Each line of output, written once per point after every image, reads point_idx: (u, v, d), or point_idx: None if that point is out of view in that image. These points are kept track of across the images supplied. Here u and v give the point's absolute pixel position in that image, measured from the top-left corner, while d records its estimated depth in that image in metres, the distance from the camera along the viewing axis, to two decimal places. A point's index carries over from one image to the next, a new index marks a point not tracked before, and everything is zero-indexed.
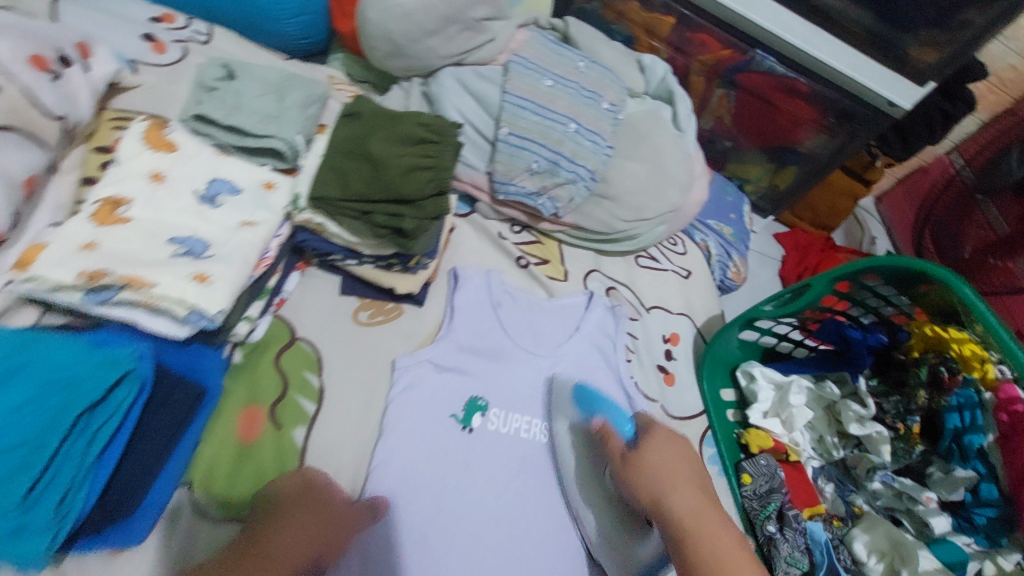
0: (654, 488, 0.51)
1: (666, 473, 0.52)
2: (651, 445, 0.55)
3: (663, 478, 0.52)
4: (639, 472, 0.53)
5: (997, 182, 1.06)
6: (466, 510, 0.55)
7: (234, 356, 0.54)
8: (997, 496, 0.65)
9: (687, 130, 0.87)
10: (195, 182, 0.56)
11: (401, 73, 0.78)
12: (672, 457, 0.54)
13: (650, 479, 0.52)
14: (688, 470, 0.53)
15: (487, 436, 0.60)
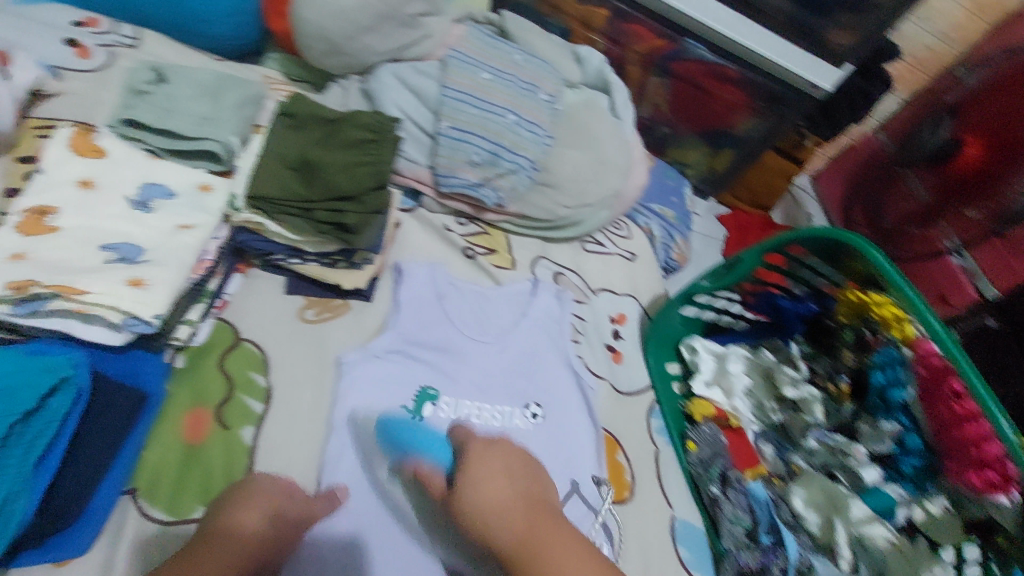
0: (481, 525, 0.42)
1: (495, 506, 0.43)
2: (468, 475, 0.44)
3: (487, 508, 0.42)
4: (464, 515, 0.43)
5: (916, 153, 1.11)
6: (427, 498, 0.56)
7: (176, 361, 0.54)
8: (921, 445, 0.72)
9: (625, 117, 0.90)
10: (126, 187, 0.55)
11: (338, 71, 0.79)
12: (500, 477, 0.45)
13: (485, 515, 0.42)
14: (516, 489, 0.44)
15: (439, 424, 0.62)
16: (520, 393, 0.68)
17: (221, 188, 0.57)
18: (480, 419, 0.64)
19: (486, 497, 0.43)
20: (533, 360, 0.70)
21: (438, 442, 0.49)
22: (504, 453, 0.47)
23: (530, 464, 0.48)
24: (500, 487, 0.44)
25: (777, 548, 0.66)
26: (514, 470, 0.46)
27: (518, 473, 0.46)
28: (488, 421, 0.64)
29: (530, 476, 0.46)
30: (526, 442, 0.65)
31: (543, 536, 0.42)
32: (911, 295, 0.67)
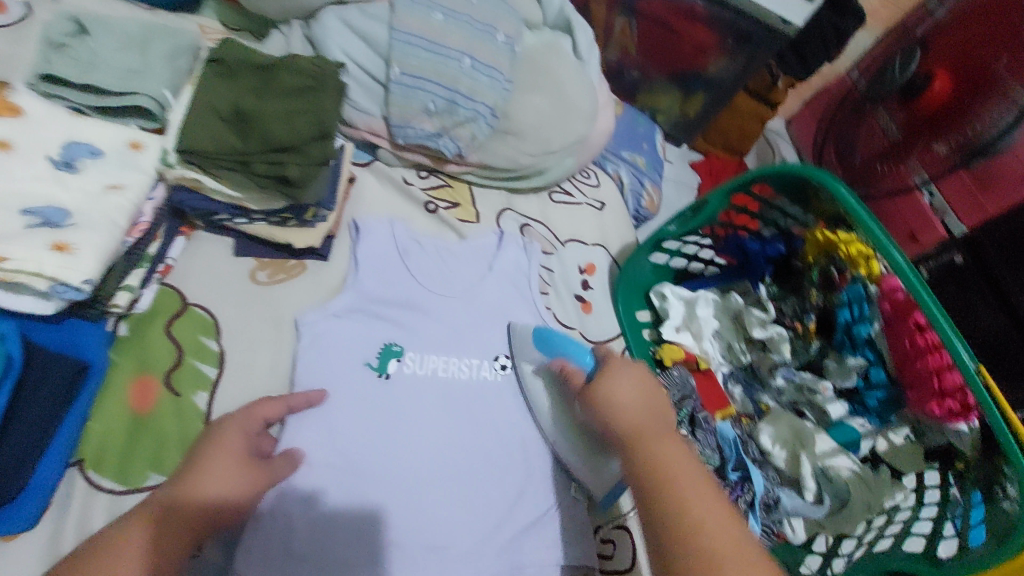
0: (616, 409, 0.54)
1: (626, 398, 0.54)
2: (610, 374, 0.56)
3: (626, 397, 0.54)
4: (601, 401, 0.55)
5: (884, 87, 1.08)
6: (410, 445, 0.57)
7: (119, 330, 0.52)
8: (884, 378, 0.74)
9: (589, 59, 0.86)
10: (48, 146, 0.51)
11: (279, 16, 0.74)
12: (632, 383, 0.56)
13: (612, 404, 0.54)
14: (648, 397, 0.55)
15: (406, 379, 0.60)
16: (489, 346, 0.66)
17: (153, 145, 0.54)
18: (448, 372, 0.62)
19: (622, 394, 0.54)
20: (500, 313, 0.69)
21: (580, 350, 0.63)
22: (637, 368, 0.58)
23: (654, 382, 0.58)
24: (633, 385, 0.55)
25: (744, 483, 0.68)
26: (646, 383, 0.56)
27: (652, 391, 0.56)
28: (455, 374, 0.63)
29: (658, 391, 0.57)
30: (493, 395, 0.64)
31: (651, 425, 0.52)
32: (874, 231, 0.64)
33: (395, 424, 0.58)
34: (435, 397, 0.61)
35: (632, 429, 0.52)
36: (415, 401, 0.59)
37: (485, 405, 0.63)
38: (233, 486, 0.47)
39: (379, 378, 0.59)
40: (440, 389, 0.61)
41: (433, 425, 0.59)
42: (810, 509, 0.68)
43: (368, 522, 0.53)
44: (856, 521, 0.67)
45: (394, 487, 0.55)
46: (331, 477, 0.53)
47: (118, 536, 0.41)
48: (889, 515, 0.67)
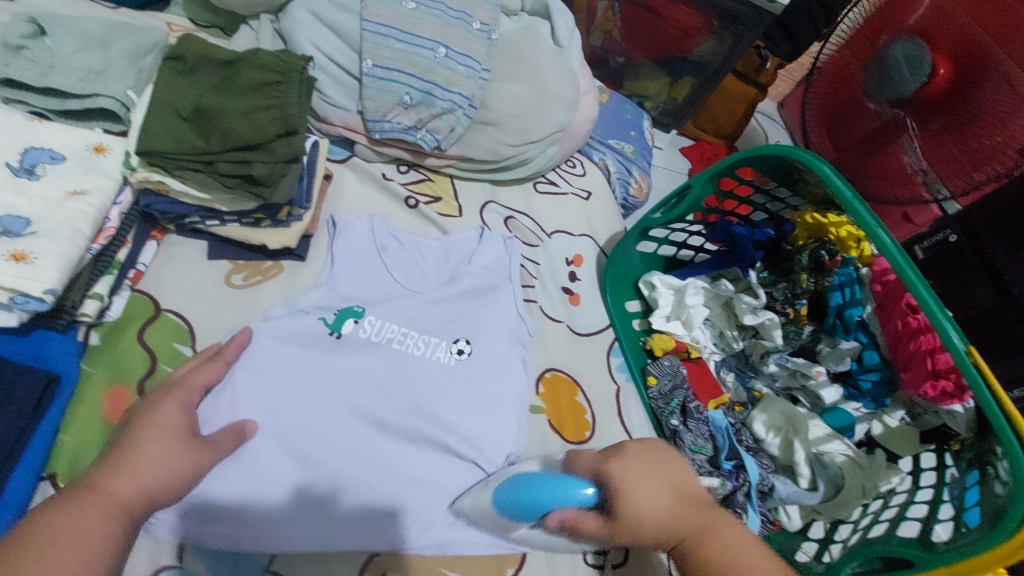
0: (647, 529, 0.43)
1: (653, 507, 0.43)
2: (630, 484, 0.43)
3: (651, 511, 0.43)
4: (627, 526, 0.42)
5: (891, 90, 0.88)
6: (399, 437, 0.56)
7: (90, 339, 0.51)
8: (878, 361, 0.73)
9: (568, 46, 0.84)
10: (5, 152, 0.50)
11: (247, 11, 0.72)
12: (648, 481, 0.44)
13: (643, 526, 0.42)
14: (668, 490, 0.44)
15: (358, 342, 0.59)
16: (447, 328, 0.64)
17: (118, 148, 0.53)
18: (401, 344, 0.60)
19: (654, 510, 0.43)
20: (476, 305, 0.67)
21: (564, 481, 0.44)
22: (643, 449, 0.46)
23: (662, 449, 0.47)
24: (656, 491, 0.44)
25: (739, 472, 0.68)
26: (652, 465, 0.45)
27: (666, 476, 0.45)
28: (410, 349, 0.61)
29: (670, 458, 0.47)
30: (472, 385, 0.62)
31: (702, 520, 0.45)
32: (862, 212, 0.63)
33: (339, 409, 0.55)
34: (423, 384, 0.59)
35: (680, 537, 0.44)
36: (361, 384, 0.57)
37: (437, 386, 0.60)
38: (189, 455, 0.44)
39: (332, 336, 0.58)
40: (391, 360, 0.59)
41: (379, 407, 0.56)
42: (805, 496, 0.67)
43: (322, 502, 0.50)
44: (852, 506, 0.66)
45: (340, 468, 0.53)
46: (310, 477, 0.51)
47: (66, 502, 0.37)
48: (885, 499, 0.65)
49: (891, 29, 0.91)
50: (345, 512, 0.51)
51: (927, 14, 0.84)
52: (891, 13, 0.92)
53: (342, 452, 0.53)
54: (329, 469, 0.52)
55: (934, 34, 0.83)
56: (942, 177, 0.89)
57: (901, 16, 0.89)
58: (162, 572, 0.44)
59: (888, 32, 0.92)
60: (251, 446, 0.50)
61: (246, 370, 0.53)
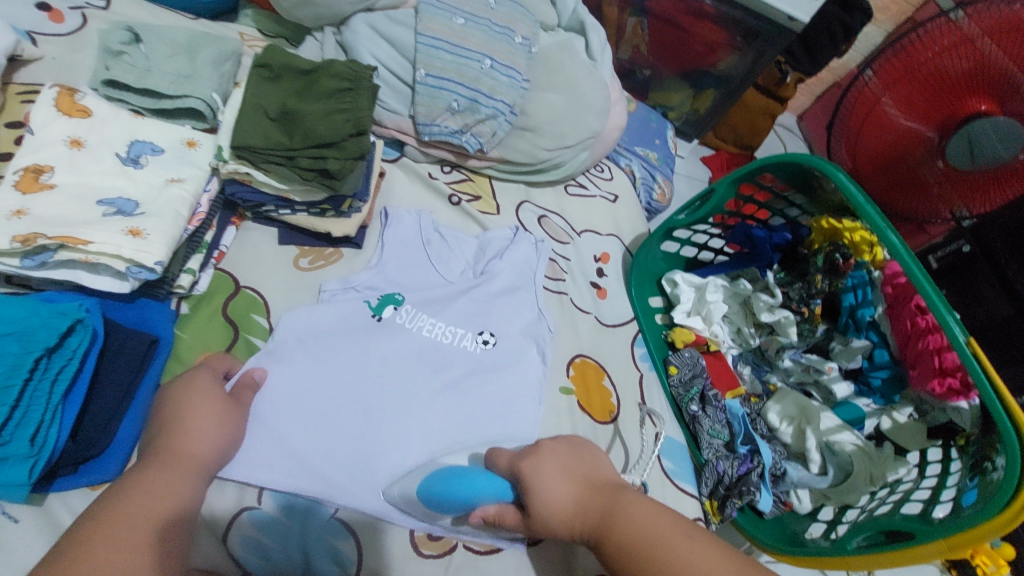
0: (556, 514, 0.49)
1: (559, 496, 0.50)
2: (530, 468, 0.51)
3: (553, 497, 0.49)
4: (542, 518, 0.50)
5: (982, 159, 0.89)
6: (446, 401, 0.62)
7: (181, 309, 0.58)
8: (888, 359, 0.77)
9: (601, 59, 0.91)
10: (115, 144, 0.57)
11: (313, 23, 0.80)
12: (556, 474, 0.51)
13: (555, 515, 0.49)
14: (573, 479, 0.51)
15: (394, 328, 0.64)
16: (475, 319, 0.69)
17: (207, 143, 0.61)
18: (431, 332, 0.66)
19: (558, 502, 0.49)
20: (503, 300, 0.71)
21: (483, 482, 0.52)
22: (558, 447, 0.54)
23: (578, 446, 0.55)
24: (560, 483, 0.51)
25: (754, 456, 0.72)
26: (567, 462, 0.53)
27: (576, 466, 0.53)
28: (437, 337, 0.66)
29: (583, 456, 0.54)
30: (476, 364, 0.66)
31: (607, 508, 0.49)
32: (874, 215, 0.68)
33: (368, 383, 0.59)
34: (457, 364, 0.65)
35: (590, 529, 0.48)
36: (388, 363, 0.62)
37: (464, 371, 0.65)
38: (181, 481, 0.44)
39: (373, 319, 0.64)
40: (424, 343, 0.64)
41: (404, 387, 0.61)
42: (814, 480, 0.72)
43: (358, 463, 0.55)
44: (859, 491, 0.69)
45: (370, 436, 0.57)
46: (350, 455, 0.56)
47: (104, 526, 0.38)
48: (892, 487, 0.70)
49: (957, 92, 0.89)
50: (375, 474, 0.55)
51: (1001, 82, 0.83)
52: (943, 74, 0.90)
53: (377, 417, 0.58)
54: (359, 433, 0.57)
55: (967, 67, 0.86)
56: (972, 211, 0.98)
57: (966, 80, 0.87)
58: (245, 511, 0.51)
59: (946, 99, 0.90)
60: (305, 415, 0.56)
61: (307, 353, 0.59)
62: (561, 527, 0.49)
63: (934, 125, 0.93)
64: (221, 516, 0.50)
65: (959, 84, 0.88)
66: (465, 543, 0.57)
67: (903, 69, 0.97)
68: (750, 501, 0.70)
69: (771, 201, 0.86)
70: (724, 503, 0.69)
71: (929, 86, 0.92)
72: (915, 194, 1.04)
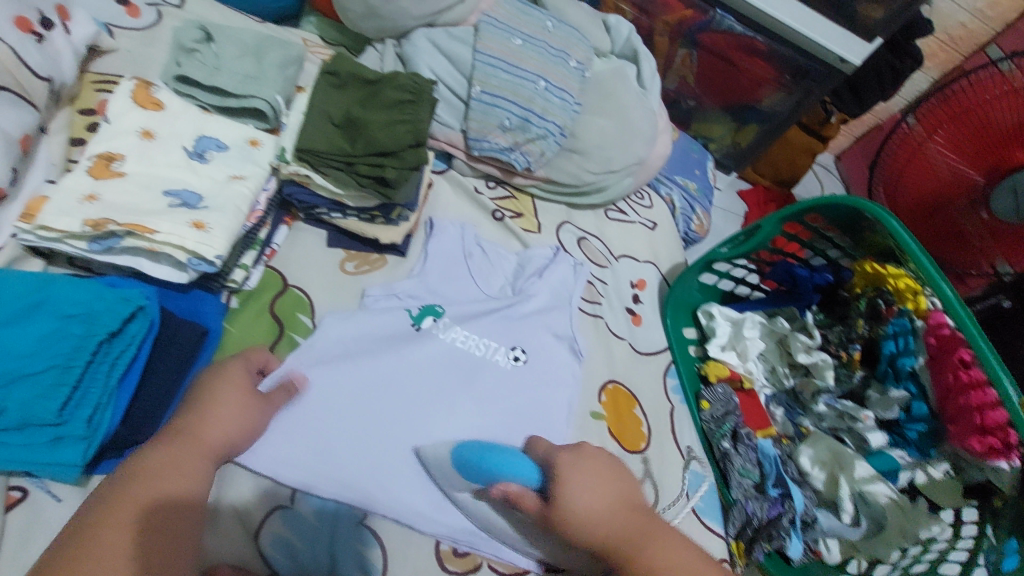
0: (585, 522, 0.45)
1: (590, 506, 0.45)
2: (566, 484, 0.46)
3: (587, 506, 0.45)
4: (561, 521, 0.45)
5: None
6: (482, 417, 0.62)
7: (230, 302, 0.59)
8: (926, 412, 0.74)
9: (651, 87, 0.91)
10: (184, 138, 0.59)
11: (376, 35, 0.82)
12: (593, 486, 0.46)
13: (584, 520, 0.45)
14: (614, 496, 0.46)
15: (433, 339, 0.64)
16: (509, 334, 0.69)
17: (269, 143, 0.61)
18: (465, 343, 0.66)
19: (587, 506, 0.45)
20: (538, 320, 0.71)
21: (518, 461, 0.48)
22: (592, 469, 0.47)
23: (616, 465, 0.49)
24: (594, 491, 0.46)
25: (784, 500, 0.70)
26: (603, 475, 0.47)
27: (618, 493, 0.47)
28: (471, 349, 0.66)
29: (623, 472, 0.49)
30: (505, 380, 0.65)
31: (639, 528, 0.45)
32: (927, 264, 0.67)
33: (407, 390, 0.60)
34: (492, 380, 0.65)
35: (615, 541, 0.45)
36: (420, 372, 0.62)
37: (494, 386, 0.64)
38: (175, 467, 0.42)
39: (413, 328, 0.64)
40: (460, 356, 0.65)
41: (436, 399, 0.61)
42: (845, 529, 0.71)
43: (390, 470, 0.55)
44: (891, 546, 0.69)
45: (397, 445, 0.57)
46: (380, 466, 0.55)
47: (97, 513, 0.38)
48: (925, 545, 0.68)
49: (1002, 143, 0.89)
50: (406, 484, 0.55)
51: None
52: (992, 124, 0.89)
53: (410, 428, 0.58)
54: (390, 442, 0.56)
55: (1013, 120, 0.86)
56: (1015, 266, 0.96)
57: (1012, 132, 0.87)
58: (278, 510, 0.51)
59: (992, 149, 0.90)
60: (341, 418, 0.56)
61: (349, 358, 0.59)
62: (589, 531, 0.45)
63: (979, 173, 0.93)
64: (255, 513, 0.50)
65: (1006, 135, 0.88)
66: (490, 563, 0.56)
67: (947, 117, 0.98)
68: (779, 546, 0.68)
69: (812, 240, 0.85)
70: (751, 545, 0.69)
71: (974, 134, 0.93)
72: (954, 244, 1.03)
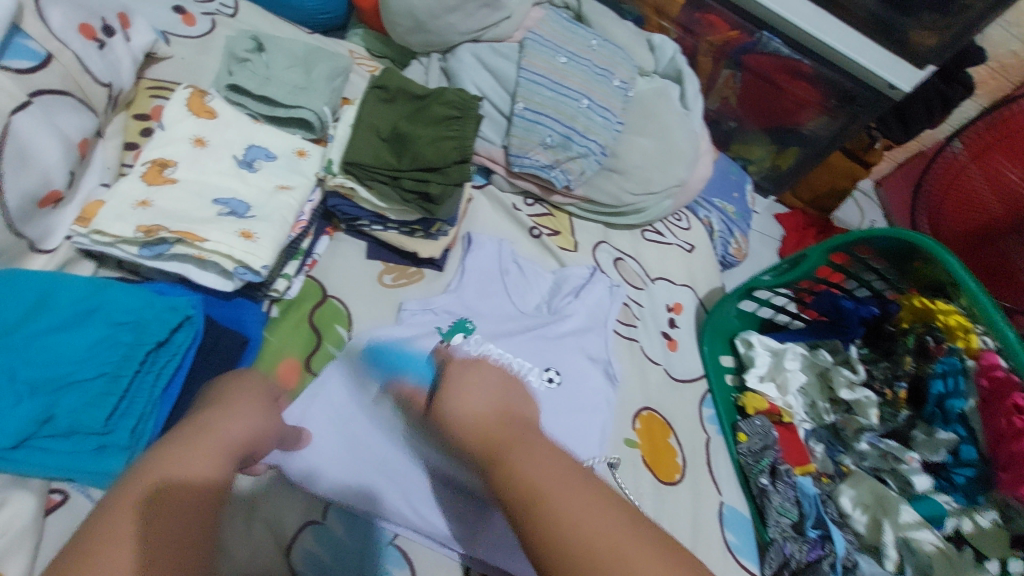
0: (460, 422, 0.42)
1: (470, 409, 0.42)
2: (449, 384, 0.45)
3: (464, 407, 0.43)
4: (443, 420, 0.43)
5: None
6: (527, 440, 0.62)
7: (272, 311, 0.60)
8: (976, 457, 0.69)
9: (695, 108, 0.90)
10: (234, 147, 0.59)
11: (421, 49, 0.82)
12: (477, 389, 0.44)
13: (459, 419, 0.42)
14: (494, 403, 0.43)
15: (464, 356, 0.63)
16: (543, 355, 0.67)
17: (315, 153, 0.62)
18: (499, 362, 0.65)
19: (466, 408, 0.42)
20: (573, 342, 0.70)
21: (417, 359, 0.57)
22: (479, 373, 0.45)
23: (512, 379, 0.47)
24: (475, 395, 0.43)
25: (825, 542, 0.67)
26: (490, 381, 0.45)
27: (498, 398, 0.44)
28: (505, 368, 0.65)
29: (515, 388, 0.46)
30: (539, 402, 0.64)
31: (513, 434, 0.40)
32: (988, 306, 0.66)
33: None
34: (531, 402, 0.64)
35: (485, 449, 0.40)
36: None
37: None
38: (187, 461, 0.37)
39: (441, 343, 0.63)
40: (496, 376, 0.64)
41: None
42: None
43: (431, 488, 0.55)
44: None
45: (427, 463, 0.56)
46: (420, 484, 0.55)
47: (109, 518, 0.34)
48: None
49: None
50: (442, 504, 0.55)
51: None
52: None
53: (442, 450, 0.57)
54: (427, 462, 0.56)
55: None
56: None
57: None
58: (310, 524, 0.50)
59: None
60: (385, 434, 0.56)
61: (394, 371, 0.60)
62: (464, 435, 0.42)
63: None
64: (288, 527, 0.50)
65: None
66: None
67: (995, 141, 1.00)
68: None
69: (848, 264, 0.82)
70: None
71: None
72: (1006, 283, 0.98)
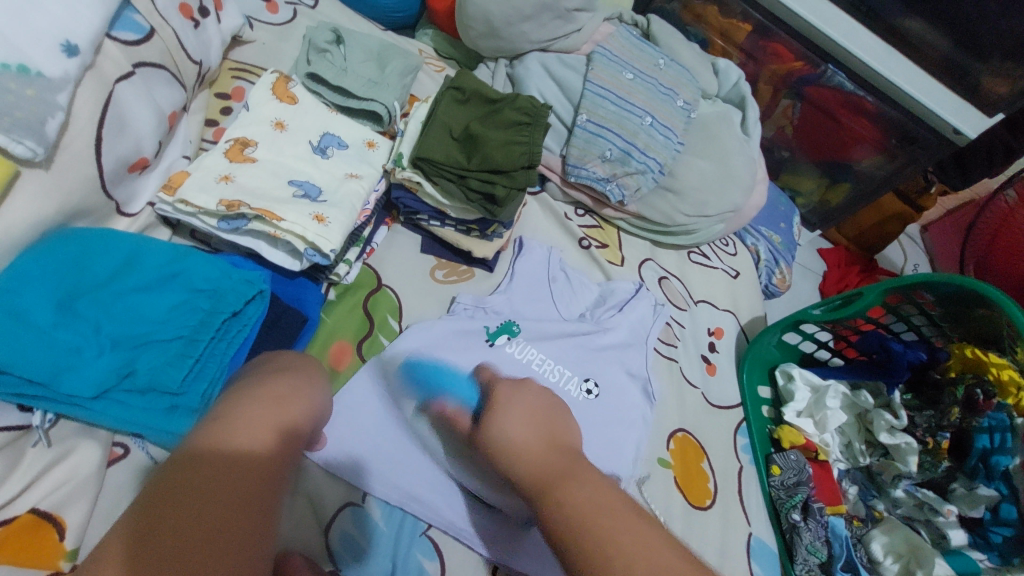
0: (508, 454, 0.42)
1: (518, 438, 0.43)
2: (497, 409, 0.46)
3: (511, 438, 0.43)
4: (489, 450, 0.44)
5: None
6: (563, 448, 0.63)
7: (329, 294, 0.61)
8: (1016, 516, 0.67)
9: (754, 134, 0.89)
10: (310, 133, 0.61)
11: (490, 53, 0.84)
12: (522, 414, 0.45)
13: (508, 453, 0.43)
14: (540, 431, 0.44)
15: (504, 356, 0.64)
16: (583, 364, 0.68)
17: (384, 145, 0.65)
18: (539, 367, 0.65)
19: (515, 438, 0.43)
20: (614, 355, 0.70)
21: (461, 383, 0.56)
22: (526, 396, 0.47)
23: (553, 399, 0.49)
24: (520, 418, 0.45)
25: None
26: (533, 404, 0.46)
27: (545, 419, 0.45)
28: (545, 374, 0.65)
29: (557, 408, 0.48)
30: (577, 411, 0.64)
31: (563, 462, 0.42)
32: None
33: None
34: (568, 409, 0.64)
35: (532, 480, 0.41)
36: None
37: None
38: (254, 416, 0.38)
39: (486, 343, 0.64)
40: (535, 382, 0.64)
41: None
42: None
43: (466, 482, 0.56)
44: None
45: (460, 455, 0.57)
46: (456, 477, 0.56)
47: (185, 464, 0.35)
48: None
49: None
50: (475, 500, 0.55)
51: None
52: None
53: None
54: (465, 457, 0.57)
55: None
56: None
57: None
58: (349, 506, 0.52)
59: None
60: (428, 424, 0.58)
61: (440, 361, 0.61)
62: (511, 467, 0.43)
63: None
64: (328, 505, 0.51)
65: None
66: None
67: None
68: None
69: (900, 307, 0.80)
70: None
71: None
72: None
